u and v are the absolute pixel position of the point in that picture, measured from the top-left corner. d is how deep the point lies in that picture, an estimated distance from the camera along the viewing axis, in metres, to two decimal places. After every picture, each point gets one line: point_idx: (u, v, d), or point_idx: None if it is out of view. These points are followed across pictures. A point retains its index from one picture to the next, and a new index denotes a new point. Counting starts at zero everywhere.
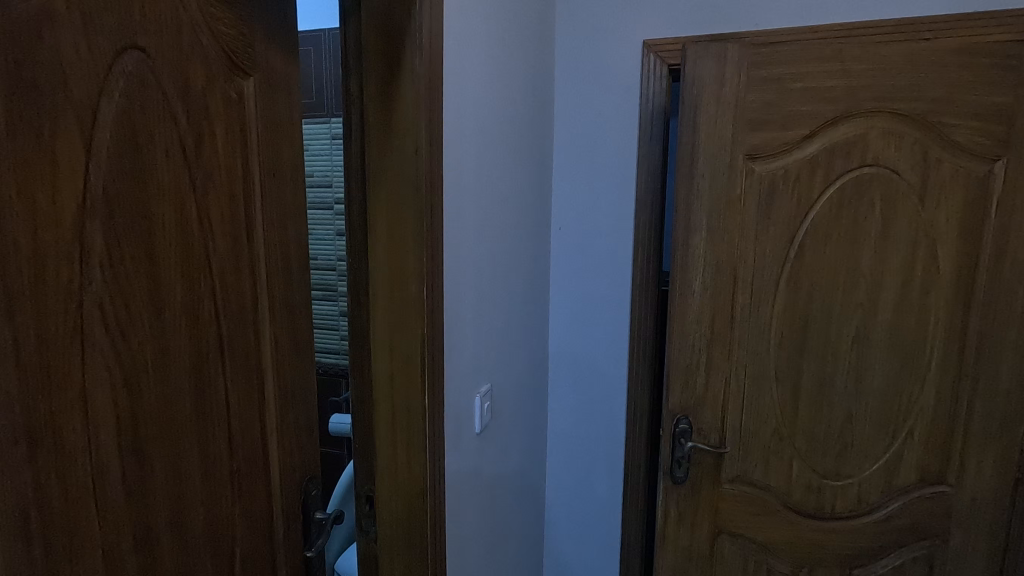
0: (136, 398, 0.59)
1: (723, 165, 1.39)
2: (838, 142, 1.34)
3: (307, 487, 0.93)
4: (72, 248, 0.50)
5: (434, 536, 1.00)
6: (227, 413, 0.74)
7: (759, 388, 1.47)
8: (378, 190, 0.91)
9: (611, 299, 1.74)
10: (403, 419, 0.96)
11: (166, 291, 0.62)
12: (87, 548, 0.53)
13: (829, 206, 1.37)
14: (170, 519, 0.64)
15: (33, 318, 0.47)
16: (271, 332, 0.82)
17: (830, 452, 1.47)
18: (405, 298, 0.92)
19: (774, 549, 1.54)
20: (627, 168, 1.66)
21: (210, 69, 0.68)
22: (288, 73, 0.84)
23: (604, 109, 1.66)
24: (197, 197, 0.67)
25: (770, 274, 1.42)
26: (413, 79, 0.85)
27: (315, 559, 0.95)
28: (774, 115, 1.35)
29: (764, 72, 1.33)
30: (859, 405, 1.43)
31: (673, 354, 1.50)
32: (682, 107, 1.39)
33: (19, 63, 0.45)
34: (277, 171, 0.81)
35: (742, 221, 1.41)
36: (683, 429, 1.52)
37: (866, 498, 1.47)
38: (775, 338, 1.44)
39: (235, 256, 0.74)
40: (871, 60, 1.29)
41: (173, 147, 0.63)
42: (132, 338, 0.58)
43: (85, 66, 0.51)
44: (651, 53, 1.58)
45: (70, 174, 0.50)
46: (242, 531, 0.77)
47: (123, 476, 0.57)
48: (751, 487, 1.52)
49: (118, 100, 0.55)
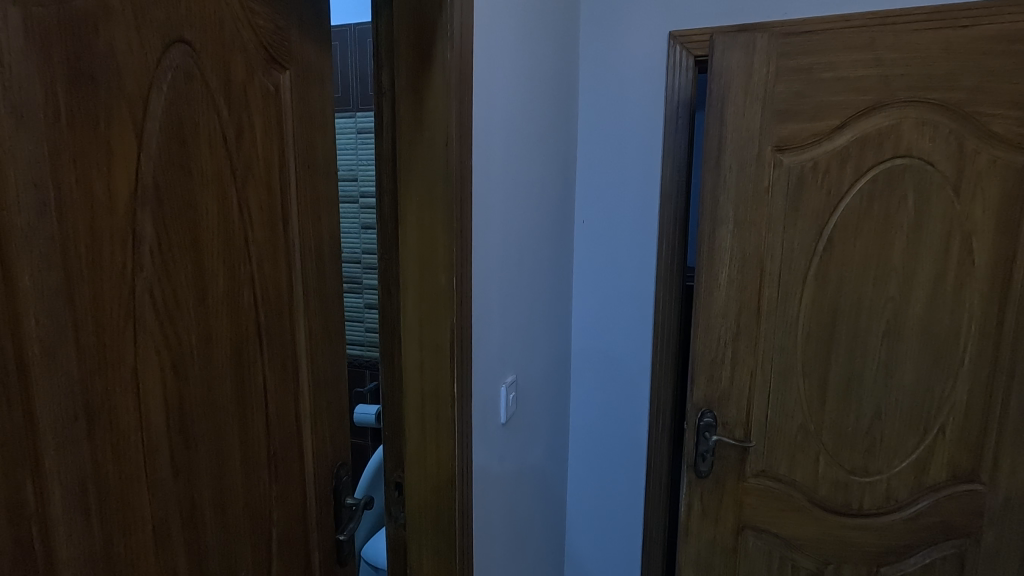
0: (182, 379, 0.61)
1: (751, 157, 1.38)
2: (870, 132, 1.31)
3: (339, 473, 0.96)
4: (125, 235, 0.53)
5: (462, 523, 1.02)
6: (266, 398, 0.76)
7: (785, 383, 1.45)
8: (409, 181, 0.92)
9: (635, 293, 1.73)
10: (432, 407, 0.97)
11: (210, 279, 0.64)
12: (139, 523, 0.55)
13: (860, 198, 1.34)
14: (213, 497, 0.66)
15: (91, 301, 0.49)
16: (306, 321, 0.84)
17: (858, 448, 1.45)
18: (435, 288, 0.93)
19: (799, 545, 1.53)
20: (651, 161, 1.66)
21: (249, 62, 0.70)
22: (322, 66, 0.86)
23: (629, 102, 1.65)
24: (238, 187, 0.69)
25: (798, 266, 1.40)
26: (443, 70, 0.86)
27: (347, 543, 0.97)
28: (804, 106, 1.33)
29: (794, 62, 1.31)
30: (888, 401, 1.41)
31: (698, 347, 1.49)
32: (710, 98, 1.38)
33: (78, 56, 0.47)
34: (311, 163, 0.83)
35: (769, 213, 1.39)
36: (708, 423, 1.51)
37: (895, 495, 1.45)
38: (803, 333, 1.43)
39: (273, 245, 0.76)
40: (905, 49, 1.26)
41: (215, 139, 0.65)
42: (179, 323, 0.60)
43: (136, 59, 0.53)
44: (678, 44, 1.57)
45: (123, 163, 0.52)
46: (278, 514, 0.80)
47: (170, 455, 0.59)
48: (776, 483, 1.51)
49: (166, 93, 0.57)
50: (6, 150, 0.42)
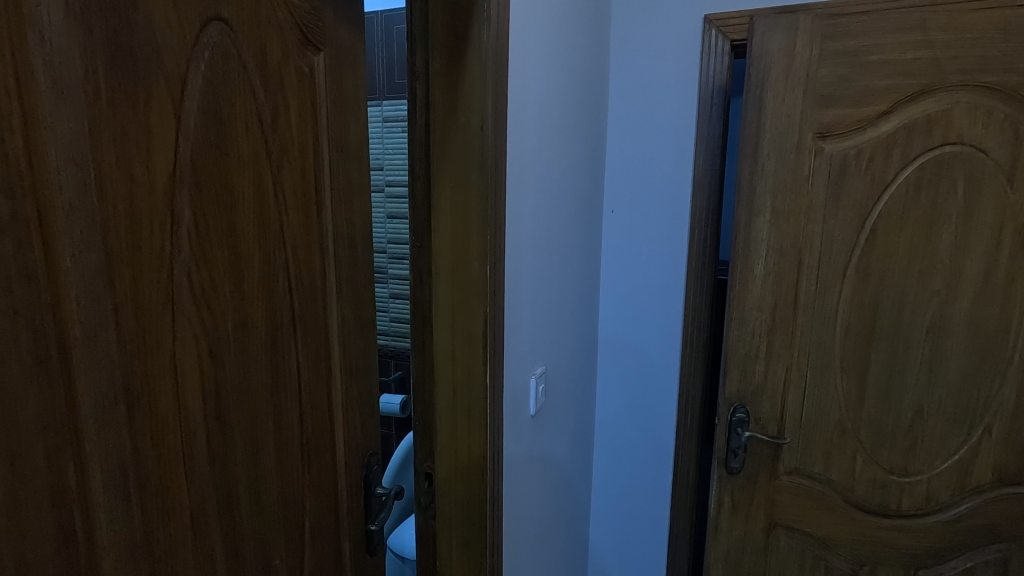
0: (219, 365, 0.60)
1: (790, 145, 1.33)
2: (918, 118, 1.25)
3: (369, 463, 0.95)
4: (164, 217, 0.52)
5: (492, 514, 1.00)
6: (299, 386, 0.75)
7: (823, 378, 1.41)
8: (442, 168, 0.90)
9: (664, 285, 1.70)
10: (463, 396, 0.96)
11: (246, 263, 0.63)
12: (177, 510, 0.55)
13: (906, 187, 1.29)
14: (248, 485, 0.66)
15: (130, 284, 0.48)
16: (338, 309, 0.83)
17: (898, 447, 1.40)
18: (468, 277, 0.92)
19: (833, 545, 1.49)
20: (684, 150, 1.61)
21: (285, 44, 0.68)
22: (355, 48, 0.84)
23: (663, 88, 1.61)
24: (274, 169, 0.68)
25: (838, 258, 1.35)
26: (480, 51, 0.84)
27: (377, 533, 0.96)
28: (848, 90, 1.27)
29: (839, 45, 1.26)
30: (931, 399, 1.36)
31: (731, 340, 1.45)
32: (748, 84, 1.33)
33: (117, 31, 0.46)
34: (343, 148, 0.82)
35: (809, 203, 1.34)
36: (740, 419, 1.47)
37: (935, 496, 1.40)
38: (842, 327, 1.38)
39: (307, 230, 0.75)
40: (959, 30, 1.20)
41: (252, 120, 0.63)
42: (215, 308, 0.59)
43: (175, 36, 0.51)
44: (713, 28, 1.52)
45: (161, 143, 0.51)
46: (311, 503, 0.79)
47: (207, 441, 0.59)
48: (811, 480, 1.47)
49: (203, 72, 0.56)
50: (47, 127, 0.40)
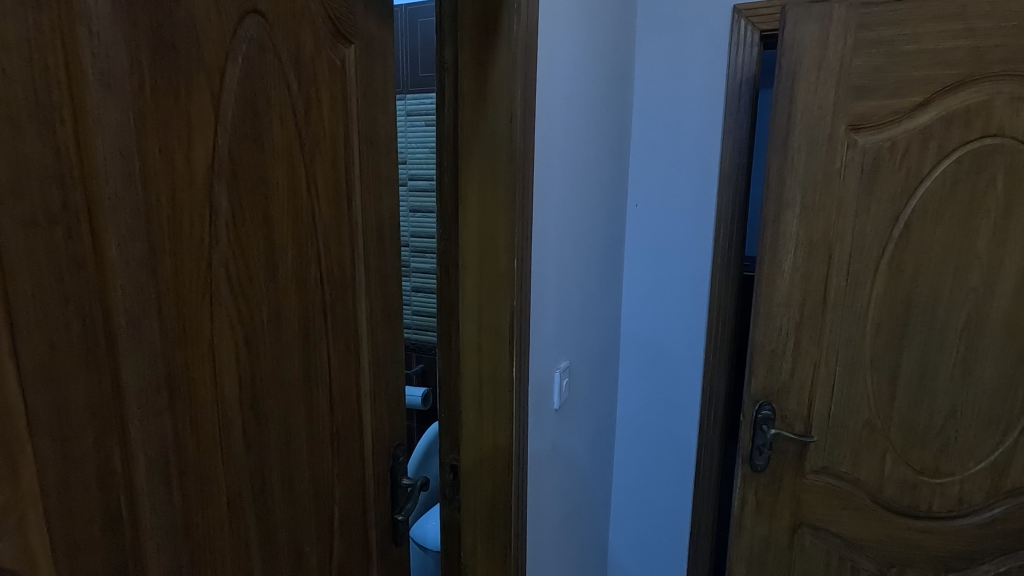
0: (254, 353, 0.61)
1: (822, 137, 1.30)
2: (957, 109, 1.21)
3: (395, 453, 0.95)
4: (204, 208, 0.52)
5: (517, 507, 1.01)
6: (329, 375, 0.76)
7: (851, 377, 1.38)
8: (471, 161, 0.90)
9: (688, 281, 1.68)
10: (490, 389, 0.96)
11: (280, 254, 0.64)
12: (215, 495, 0.56)
13: (942, 180, 1.25)
14: (281, 473, 0.67)
15: (172, 275, 0.49)
16: (366, 300, 0.83)
17: (929, 448, 1.36)
18: (495, 270, 0.92)
19: (860, 546, 1.46)
20: (710, 143, 1.59)
21: (318, 38, 0.68)
22: (384, 40, 0.84)
23: (689, 80, 1.58)
24: (307, 161, 0.68)
25: (870, 253, 1.32)
26: (510, 42, 0.83)
27: (403, 523, 0.97)
28: (883, 81, 1.24)
29: (874, 34, 1.22)
30: (965, 399, 1.32)
31: (757, 336, 1.43)
32: (779, 75, 1.30)
33: (161, 24, 0.46)
34: (373, 141, 0.82)
35: (840, 197, 1.31)
36: (766, 416, 1.45)
37: (968, 499, 1.37)
38: (872, 324, 1.35)
39: (338, 222, 0.75)
40: (1002, 17, 1.15)
41: (286, 113, 0.64)
42: (251, 298, 0.60)
43: (215, 29, 0.52)
44: (742, 18, 1.49)
45: (201, 135, 0.52)
46: (340, 493, 0.80)
47: (243, 429, 0.60)
48: (838, 480, 1.44)
49: (241, 64, 0.56)
50: (95, 119, 0.41)
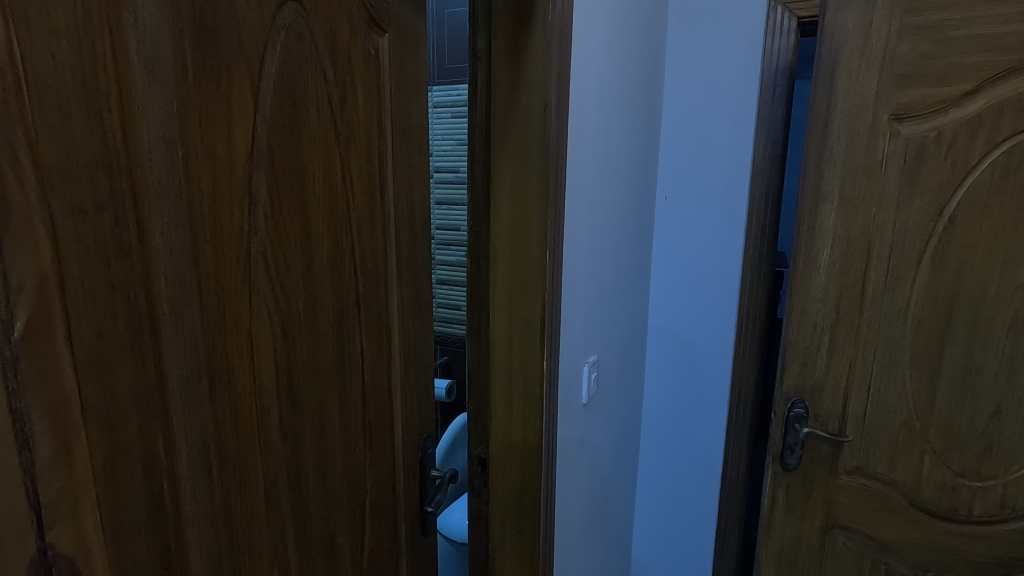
0: (290, 343, 0.61)
1: (863, 127, 1.25)
2: (1008, 98, 1.16)
3: (424, 444, 0.95)
4: (243, 197, 0.52)
5: (546, 501, 1.00)
6: (362, 366, 0.76)
7: (889, 375, 1.34)
8: (503, 151, 0.89)
9: (718, 276, 1.65)
10: (519, 381, 0.96)
11: (315, 244, 0.64)
12: (253, 483, 0.56)
13: (991, 173, 1.20)
14: (315, 463, 0.67)
15: (212, 264, 0.49)
16: (398, 291, 0.83)
17: (970, 450, 1.32)
18: (526, 262, 0.91)
19: (894, 548, 1.42)
20: (744, 135, 1.55)
21: (353, 26, 0.68)
22: (417, 29, 0.83)
23: (723, 69, 1.54)
24: (342, 151, 0.68)
25: (911, 247, 1.27)
26: (545, 30, 0.82)
27: (432, 514, 0.98)
28: (930, 68, 1.19)
29: (921, 19, 1.17)
30: (1011, 400, 1.27)
31: (791, 332, 1.39)
32: (818, 63, 1.26)
33: (203, 12, 0.46)
34: (405, 130, 0.81)
35: (881, 189, 1.27)
36: (798, 414, 1.42)
37: (1011, 503, 1.32)
38: (913, 321, 1.30)
39: (372, 213, 0.75)
40: None
41: (322, 102, 0.64)
42: (288, 287, 0.60)
43: (255, 16, 0.52)
44: (779, 6, 1.45)
45: (241, 123, 0.51)
46: (371, 483, 0.80)
47: (279, 419, 0.60)
48: (873, 481, 1.41)
49: (279, 52, 0.56)
50: (139, 107, 0.41)
